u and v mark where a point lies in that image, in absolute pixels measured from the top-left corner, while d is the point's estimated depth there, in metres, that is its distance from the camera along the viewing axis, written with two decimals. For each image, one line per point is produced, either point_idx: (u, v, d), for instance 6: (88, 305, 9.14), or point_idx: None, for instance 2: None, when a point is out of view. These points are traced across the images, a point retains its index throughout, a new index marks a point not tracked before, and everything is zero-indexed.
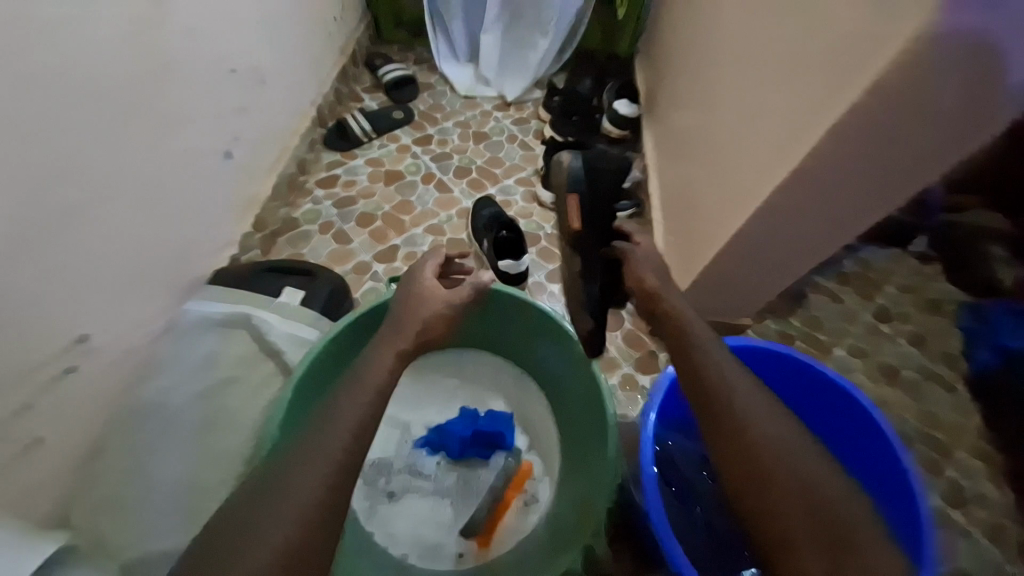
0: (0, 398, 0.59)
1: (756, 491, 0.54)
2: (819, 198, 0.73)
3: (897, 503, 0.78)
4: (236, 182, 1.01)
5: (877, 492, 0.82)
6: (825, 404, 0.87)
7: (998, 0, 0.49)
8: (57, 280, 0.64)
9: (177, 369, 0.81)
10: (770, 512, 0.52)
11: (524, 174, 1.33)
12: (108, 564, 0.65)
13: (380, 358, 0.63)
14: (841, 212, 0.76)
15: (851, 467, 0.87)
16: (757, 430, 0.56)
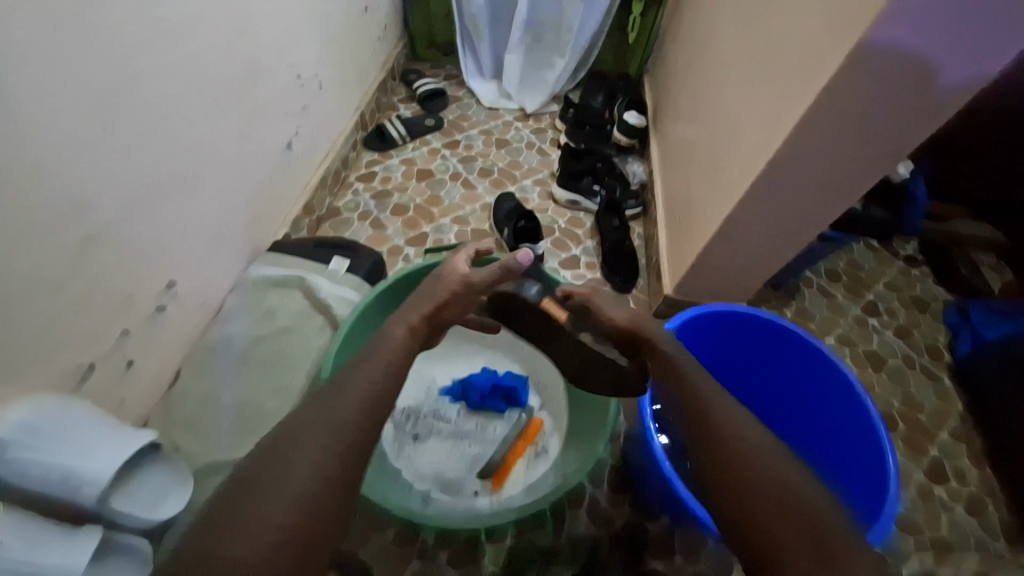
0: (111, 320, 0.73)
1: (741, 504, 0.54)
2: (793, 188, 0.86)
3: (872, 480, 0.80)
4: (293, 170, 1.16)
5: (856, 472, 0.84)
6: (820, 386, 0.90)
7: (919, 18, 0.62)
8: (159, 234, 0.80)
9: (246, 315, 0.96)
10: (743, 511, 0.54)
11: (540, 175, 1.48)
12: (181, 466, 0.77)
13: (417, 301, 0.76)
14: (814, 202, 0.88)
15: (831, 448, 0.90)
16: (737, 444, 0.58)
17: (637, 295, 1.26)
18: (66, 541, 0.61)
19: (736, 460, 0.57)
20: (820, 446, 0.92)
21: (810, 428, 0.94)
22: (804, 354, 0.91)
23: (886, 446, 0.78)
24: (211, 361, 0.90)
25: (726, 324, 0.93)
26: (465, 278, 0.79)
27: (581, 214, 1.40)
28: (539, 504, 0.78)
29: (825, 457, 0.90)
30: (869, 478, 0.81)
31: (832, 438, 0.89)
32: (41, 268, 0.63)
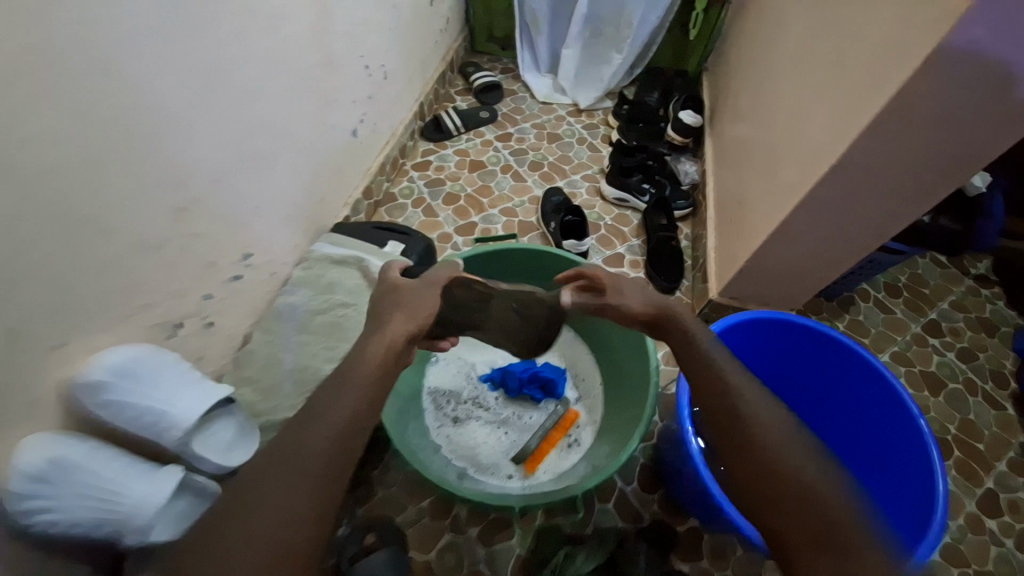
0: (197, 284, 0.83)
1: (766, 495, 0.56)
2: (851, 194, 0.83)
3: (916, 509, 0.76)
4: (356, 156, 1.24)
5: (901, 501, 0.80)
6: (872, 405, 0.87)
7: (1001, 24, 0.59)
8: (238, 209, 0.88)
9: (307, 289, 1.04)
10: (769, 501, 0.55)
11: (590, 171, 1.49)
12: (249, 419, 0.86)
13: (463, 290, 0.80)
14: (872, 208, 0.85)
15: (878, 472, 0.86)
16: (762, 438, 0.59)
17: (680, 296, 1.25)
18: (150, 477, 0.68)
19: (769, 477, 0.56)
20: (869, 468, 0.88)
21: (859, 446, 0.90)
22: (857, 370, 0.87)
23: (939, 476, 0.74)
24: (276, 328, 0.98)
25: (777, 329, 0.91)
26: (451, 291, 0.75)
27: (628, 212, 1.40)
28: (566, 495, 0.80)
29: (873, 480, 0.86)
30: (917, 507, 0.77)
31: (884, 461, 0.85)
32: (143, 233, 0.71)
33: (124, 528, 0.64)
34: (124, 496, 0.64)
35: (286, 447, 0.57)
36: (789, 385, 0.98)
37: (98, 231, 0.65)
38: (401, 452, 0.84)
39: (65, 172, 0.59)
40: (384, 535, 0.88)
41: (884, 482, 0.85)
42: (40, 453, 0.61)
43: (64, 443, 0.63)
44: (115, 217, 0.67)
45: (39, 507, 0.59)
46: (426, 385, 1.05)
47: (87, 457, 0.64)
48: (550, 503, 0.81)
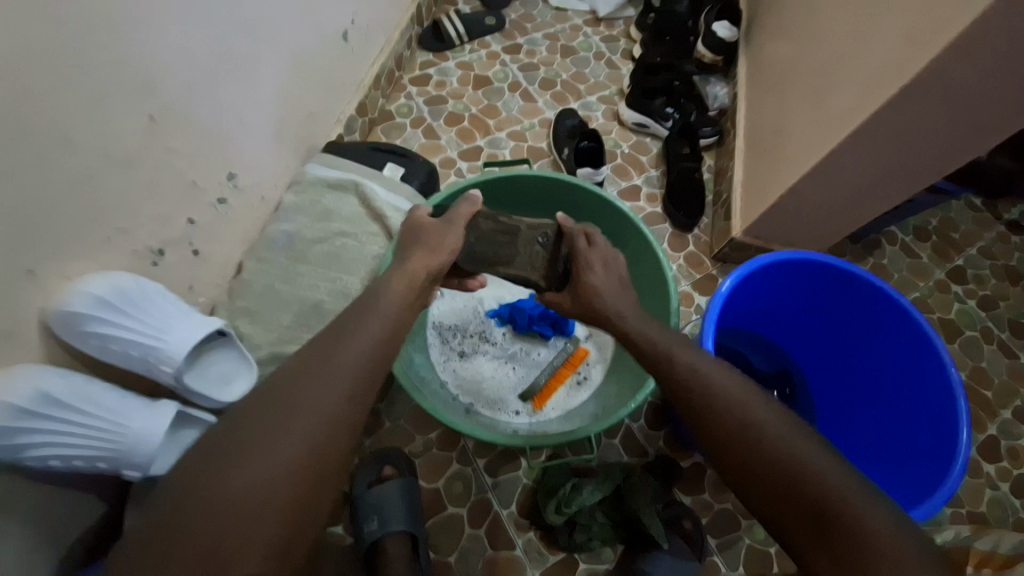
0: (181, 209, 0.74)
1: (744, 469, 0.57)
2: (910, 123, 0.75)
3: (930, 454, 0.77)
4: (348, 64, 1.09)
5: (911, 445, 0.81)
6: (894, 349, 0.84)
7: None
8: (218, 122, 0.78)
9: (302, 216, 0.95)
10: (748, 473, 0.56)
11: (608, 92, 1.35)
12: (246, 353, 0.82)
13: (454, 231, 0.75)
14: (928, 141, 0.77)
15: (886, 417, 0.86)
16: (735, 413, 0.59)
17: (698, 234, 1.18)
18: (146, 413, 0.64)
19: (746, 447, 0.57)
20: (873, 411, 0.88)
21: (869, 390, 0.89)
22: (887, 314, 0.83)
23: (963, 426, 0.73)
24: (269, 257, 0.91)
25: (805, 272, 0.86)
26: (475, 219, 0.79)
27: (648, 139, 1.28)
28: (575, 434, 0.79)
29: (877, 424, 0.87)
30: (927, 453, 0.78)
31: (893, 405, 0.85)
32: (112, 145, 0.62)
33: (125, 460, 0.63)
34: (120, 430, 0.62)
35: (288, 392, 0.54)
36: (806, 329, 0.95)
37: (59, 140, 0.56)
38: (408, 389, 0.81)
39: (20, 65, 0.50)
40: (396, 467, 0.88)
41: (888, 425, 0.85)
42: (20, 388, 0.56)
43: (47, 376, 0.59)
44: (79, 125, 0.57)
45: (28, 442, 0.57)
46: (430, 318, 1.00)
47: (74, 390, 0.61)
48: (564, 441, 0.79)
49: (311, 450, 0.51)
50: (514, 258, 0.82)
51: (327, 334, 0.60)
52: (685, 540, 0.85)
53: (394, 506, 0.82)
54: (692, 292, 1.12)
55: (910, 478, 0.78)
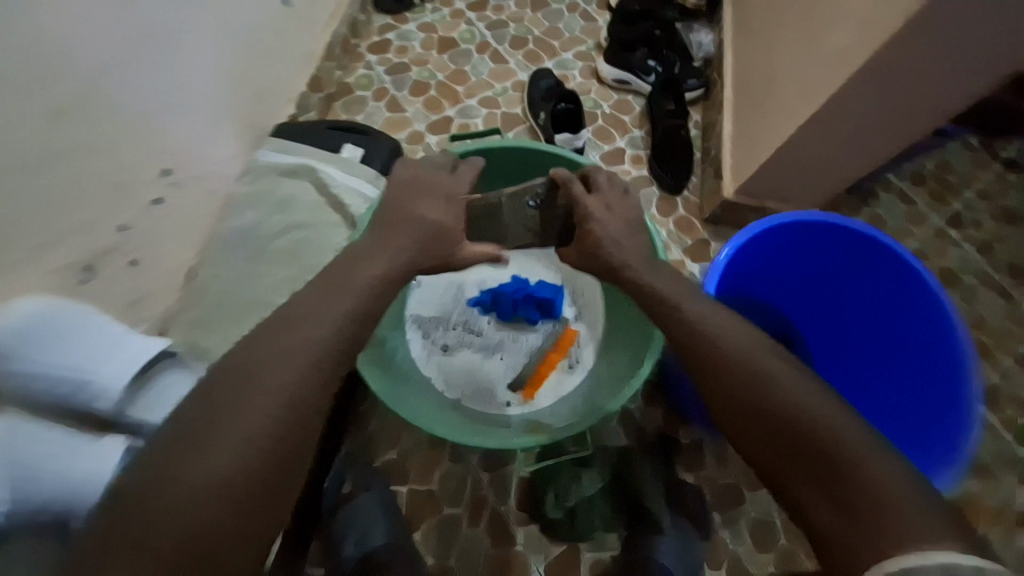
0: (108, 213, 0.66)
1: (743, 420, 0.54)
2: (914, 58, 0.67)
3: (937, 423, 0.74)
4: (291, 33, 0.98)
5: (918, 413, 0.78)
6: (903, 313, 0.79)
7: None
8: (137, 108, 0.68)
9: (255, 209, 0.87)
10: (744, 424, 0.54)
11: (584, 47, 1.24)
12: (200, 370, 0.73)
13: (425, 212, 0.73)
14: (933, 78, 0.70)
15: (891, 384, 0.82)
16: (733, 364, 0.57)
17: (688, 196, 1.10)
18: (88, 452, 0.61)
19: (742, 399, 0.55)
20: (877, 378, 0.84)
21: (876, 357, 0.85)
22: (895, 276, 0.78)
23: (973, 396, 0.70)
24: (224, 259, 0.84)
25: (809, 236, 0.80)
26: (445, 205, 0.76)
27: (629, 96, 1.19)
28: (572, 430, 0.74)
29: (883, 392, 0.83)
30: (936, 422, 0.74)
31: (900, 372, 0.81)
32: (5, 147, 0.53)
33: (68, 509, 0.59)
34: (59, 475, 0.58)
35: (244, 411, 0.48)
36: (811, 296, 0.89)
37: None
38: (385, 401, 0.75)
39: None
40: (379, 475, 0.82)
41: (896, 392, 0.81)
42: None
43: None
44: None
45: None
46: (408, 311, 0.94)
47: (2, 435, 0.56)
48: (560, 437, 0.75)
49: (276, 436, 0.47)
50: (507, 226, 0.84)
51: (279, 346, 0.53)
52: (690, 520, 0.83)
53: (371, 518, 0.79)
54: (683, 259, 1.05)
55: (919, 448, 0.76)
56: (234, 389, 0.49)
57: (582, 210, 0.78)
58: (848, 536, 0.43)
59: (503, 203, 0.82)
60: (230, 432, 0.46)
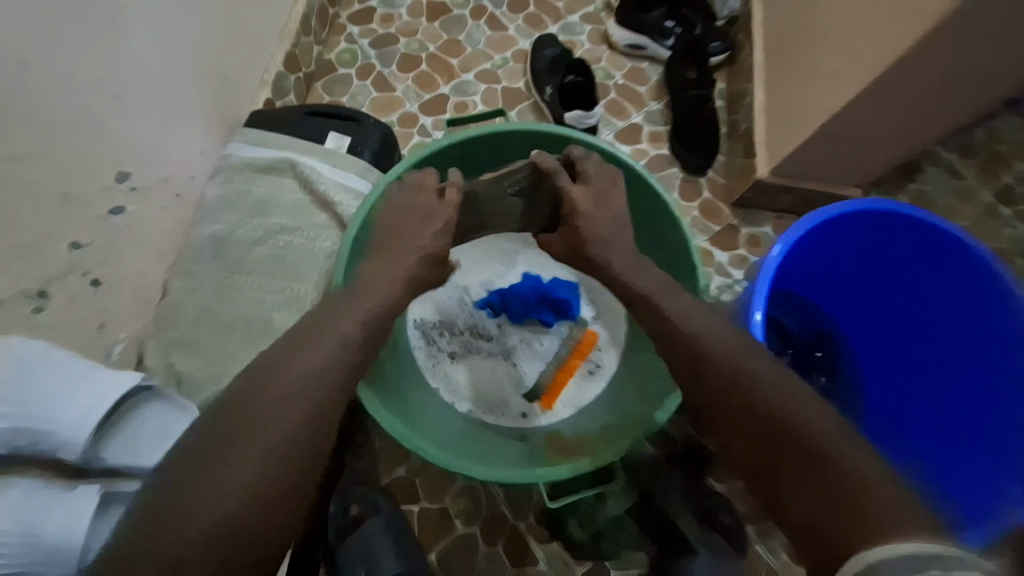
0: (55, 232, 0.57)
1: (726, 419, 0.49)
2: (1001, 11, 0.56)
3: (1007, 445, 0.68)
4: (259, 4, 0.86)
5: (981, 434, 0.71)
6: (963, 314, 0.72)
7: None
8: (76, 103, 0.58)
9: (231, 212, 0.77)
10: (727, 421, 0.49)
11: (592, 7, 1.10)
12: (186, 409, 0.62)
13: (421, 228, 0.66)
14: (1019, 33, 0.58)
15: (949, 399, 0.75)
16: (713, 357, 0.52)
17: (713, 176, 1.00)
18: (58, 509, 0.52)
19: (727, 394, 0.49)
20: (930, 392, 0.77)
21: (931, 369, 0.77)
22: (957, 270, 0.71)
23: None
24: (196, 271, 0.75)
25: (872, 228, 0.72)
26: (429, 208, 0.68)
27: (644, 64, 1.06)
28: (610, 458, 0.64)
29: (938, 406, 0.76)
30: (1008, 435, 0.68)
31: (959, 387, 0.74)
32: None
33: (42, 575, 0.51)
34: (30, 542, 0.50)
35: (229, 458, 0.44)
36: (863, 297, 0.81)
37: None
38: (386, 427, 0.64)
39: None
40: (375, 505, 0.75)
41: (955, 402, 0.74)
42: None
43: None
44: None
45: None
46: (409, 319, 0.85)
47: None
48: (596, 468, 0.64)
49: (267, 469, 0.45)
50: (488, 212, 0.79)
51: None
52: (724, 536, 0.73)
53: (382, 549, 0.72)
54: (710, 248, 0.96)
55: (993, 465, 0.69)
56: (229, 431, 0.46)
57: (567, 203, 0.69)
58: (841, 537, 0.38)
59: (479, 191, 0.74)
60: (221, 471, 0.44)
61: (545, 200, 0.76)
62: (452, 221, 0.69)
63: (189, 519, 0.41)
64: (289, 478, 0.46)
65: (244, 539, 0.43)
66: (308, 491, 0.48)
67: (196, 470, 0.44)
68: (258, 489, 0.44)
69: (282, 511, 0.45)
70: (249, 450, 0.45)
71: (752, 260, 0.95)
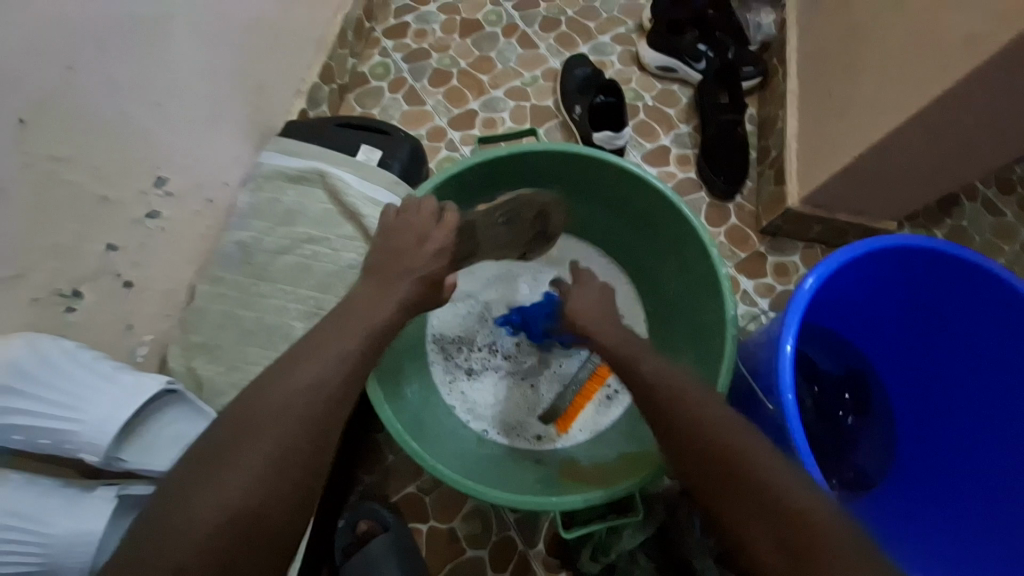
0: (91, 234, 0.58)
1: (702, 478, 0.49)
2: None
3: None
4: (299, 18, 0.88)
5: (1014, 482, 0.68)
6: (1014, 373, 0.69)
7: None
8: (118, 108, 0.60)
9: (259, 220, 0.79)
10: (702, 479, 0.49)
11: (624, 29, 1.10)
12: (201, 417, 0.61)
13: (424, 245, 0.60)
14: None
15: (984, 444, 0.72)
16: (684, 411, 0.51)
17: (741, 203, 0.98)
18: (73, 511, 0.52)
19: (706, 453, 0.49)
20: (963, 435, 0.74)
21: (966, 411, 0.74)
22: (1013, 326, 0.67)
23: None
24: (222, 277, 0.76)
25: (911, 262, 0.69)
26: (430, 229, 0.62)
27: (675, 86, 1.06)
28: (628, 489, 0.61)
29: (971, 451, 0.73)
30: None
31: (994, 432, 0.71)
32: None
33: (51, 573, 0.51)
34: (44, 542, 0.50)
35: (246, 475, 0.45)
36: (896, 331, 0.78)
37: None
38: (400, 443, 0.63)
39: None
40: (383, 522, 0.75)
41: (992, 463, 0.71)
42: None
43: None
44: None
45: None
46: (429, 332, 0.85)
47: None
48: (611, 499, 0.61)
49: (263, 485, 0.45)
50: (479, 246, 0.72)
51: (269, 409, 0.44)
52: None
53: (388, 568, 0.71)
54: (737, 275, 0.94)
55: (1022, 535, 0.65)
56: (247, 446, 0.46)
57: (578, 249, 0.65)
58: None
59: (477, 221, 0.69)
60: (231, 483, 0.44)
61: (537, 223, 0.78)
62: (450, 244, 0.62)
63: (201, 533, 0.42)
64: (301, 489, 0.46)
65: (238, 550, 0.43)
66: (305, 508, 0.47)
67: (214, 484, 0.44)
68: (265, 498, 0.44)
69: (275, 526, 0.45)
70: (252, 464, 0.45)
71: (779, 290, 0.93)
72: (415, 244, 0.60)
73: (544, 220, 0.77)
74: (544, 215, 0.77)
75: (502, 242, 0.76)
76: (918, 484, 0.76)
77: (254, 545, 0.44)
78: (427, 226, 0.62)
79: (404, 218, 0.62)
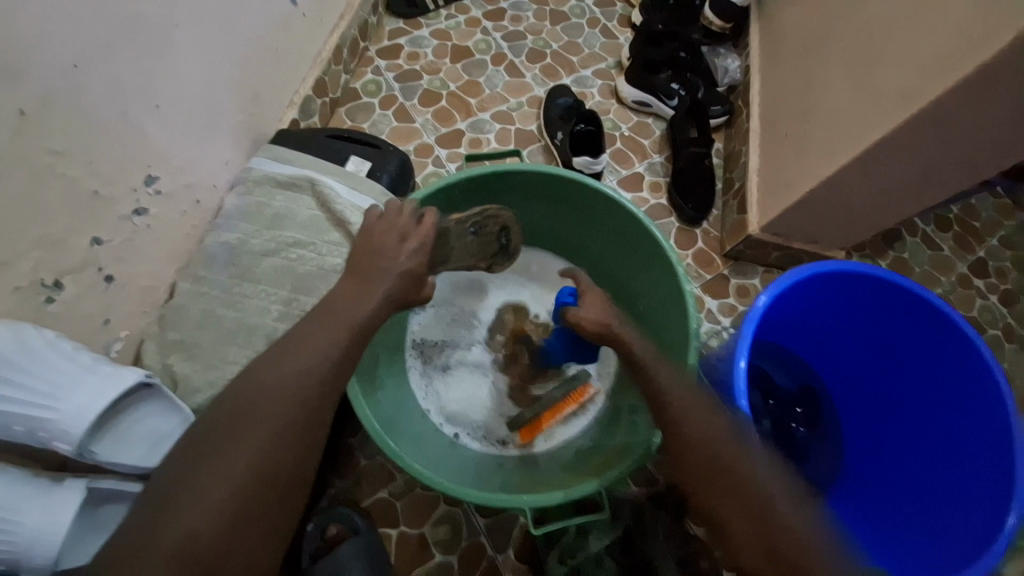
0: (79, 227, 0.59)
1: (693, 470, 0.54)
2: (970, 103, 0.63)
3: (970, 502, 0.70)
4: (297, 33, 0.92)
5: (949, 490, 0.73)
6: (950, 389, 0.74)
7: None
8: (119, 107, 0.61)
9: (245, 222, 0.80)
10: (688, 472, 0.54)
11: (604, 64, 1.19)
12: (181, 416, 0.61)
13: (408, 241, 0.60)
14: (990, 122, 0.65)
15: (923, 455, 0.77)
16: (679, 412, 0.56)
17: (707, 229, 1.05)
18: (41, 502, 0.51)
19: (695, 448, 0.54)
20: (903, 448, 0.80)
21: (907, 425, 0.80)
22: (947, 345, 0.74)
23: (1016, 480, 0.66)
24: (207, 276, 0.76)
25: (855, 286, 0.76)
26: (410, 229, 0.61)
27: (649, 119, 1.14)
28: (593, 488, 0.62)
29: (911, 462, 0.78)
30: (975, 513, 0.69)
31: (931, 444, 0.77)
32: None
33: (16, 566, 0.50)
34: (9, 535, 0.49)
35: (228, 463, 0.46)
36: (845, 350, 0.85)
37: None
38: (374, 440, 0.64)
39: None
40: (351, 526, 0.75)
41: (933, 472, 0.75)
42: None
43: None
44: None
45: None
46: (409, 335, 0.87)
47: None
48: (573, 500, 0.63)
49: (246, 478, 0.46)
50: (449, 256, 0.74)
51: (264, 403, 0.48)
52: None
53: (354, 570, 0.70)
54: (703, 295, 1.00)
55: (956, 539, 0.69)
56: (230, 434, 0.48)
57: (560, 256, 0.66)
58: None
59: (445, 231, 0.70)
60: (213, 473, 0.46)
61: (504, 240, 0.80)
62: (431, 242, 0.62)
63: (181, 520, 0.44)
64: (282, 481, 0.48)
65: (213, 538, 0.44)
66: (286, 500, 0.48)
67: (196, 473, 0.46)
68: (242, 480, 0.46)
69: (258, 518, 0.46)
70: (234, 457, 0.47)
71: (740, 310, 0.99)
72: (396, 242, 0.60)
73: (505, 234, 0.79)
74: (507, 229, 0.78)
75: (472, 253, 0.78)
76: (861, 492, 0.82)
77: (232, 534, 0.45)
78: (407, 226, 0.62)
79: (386, 221, 0.62)
